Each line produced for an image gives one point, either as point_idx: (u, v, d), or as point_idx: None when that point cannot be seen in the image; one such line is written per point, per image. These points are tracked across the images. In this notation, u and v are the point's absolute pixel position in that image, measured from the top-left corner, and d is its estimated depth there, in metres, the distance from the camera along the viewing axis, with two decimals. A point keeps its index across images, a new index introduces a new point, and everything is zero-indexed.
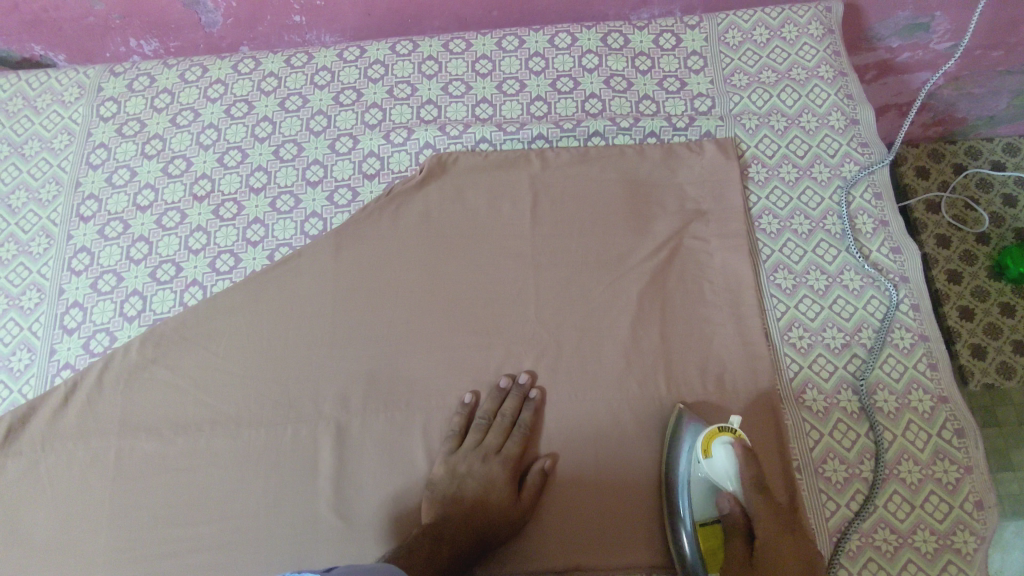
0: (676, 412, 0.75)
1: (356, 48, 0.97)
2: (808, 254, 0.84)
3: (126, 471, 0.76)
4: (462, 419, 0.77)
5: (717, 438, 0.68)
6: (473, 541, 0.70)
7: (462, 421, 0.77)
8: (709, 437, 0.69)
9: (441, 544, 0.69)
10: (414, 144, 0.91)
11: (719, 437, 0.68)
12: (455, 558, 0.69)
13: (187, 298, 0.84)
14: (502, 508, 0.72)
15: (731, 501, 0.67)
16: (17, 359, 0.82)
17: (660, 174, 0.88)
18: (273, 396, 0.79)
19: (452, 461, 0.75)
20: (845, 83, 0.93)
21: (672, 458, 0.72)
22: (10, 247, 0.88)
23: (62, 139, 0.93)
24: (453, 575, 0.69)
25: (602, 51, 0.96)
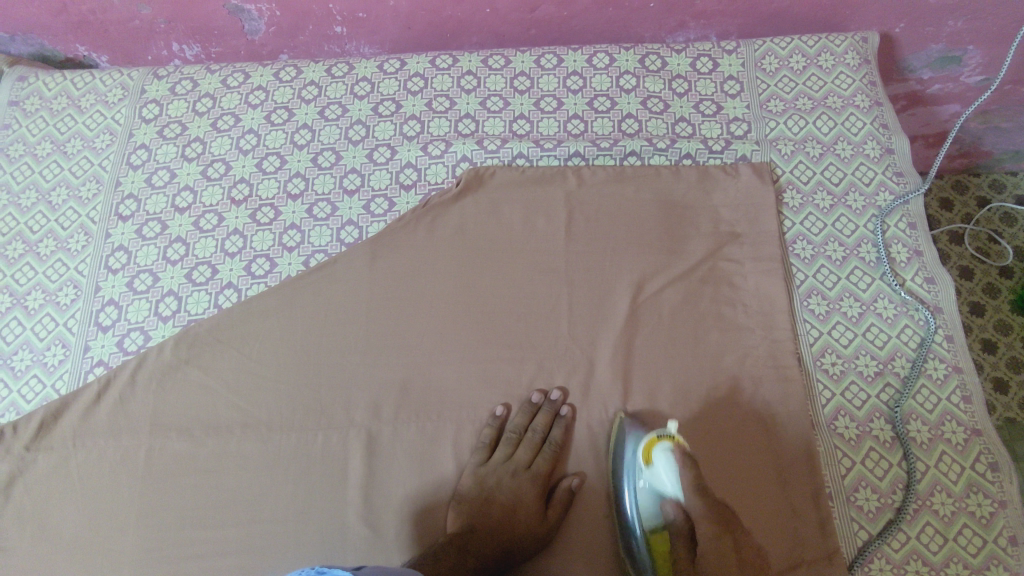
0: (619, 421, 0.77)
1: (396, 60, 0.98)
2: (841, 280, 0.84)
3: (158, 470, 0.77)
4: (492, 432, 0.77)
5: (657, 445, 0.70)
6: (497, 554, 0.71)
7: (493, 433, 0.78)
8: (649, 445, 0.70)
9: (465, 555, 0.70)
10: (451, 157, 0.92)
11: (660, 443, 0.70)
12: (479, 569, 0.70)
13: (222, 301, 0.85)
14: (526, 525, 0.72)
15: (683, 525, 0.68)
16: (52, 355, 0.83)
17: (695, 196, 0.88)
18: (305, 402, 0.80)
19: (480, 473, 0.75)
20: (881, 113, 0.93)
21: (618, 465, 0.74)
22: (48, 243, 0.89)
23: (104, 138, 0.94)
24: None
25: (640, 72, 0.96)
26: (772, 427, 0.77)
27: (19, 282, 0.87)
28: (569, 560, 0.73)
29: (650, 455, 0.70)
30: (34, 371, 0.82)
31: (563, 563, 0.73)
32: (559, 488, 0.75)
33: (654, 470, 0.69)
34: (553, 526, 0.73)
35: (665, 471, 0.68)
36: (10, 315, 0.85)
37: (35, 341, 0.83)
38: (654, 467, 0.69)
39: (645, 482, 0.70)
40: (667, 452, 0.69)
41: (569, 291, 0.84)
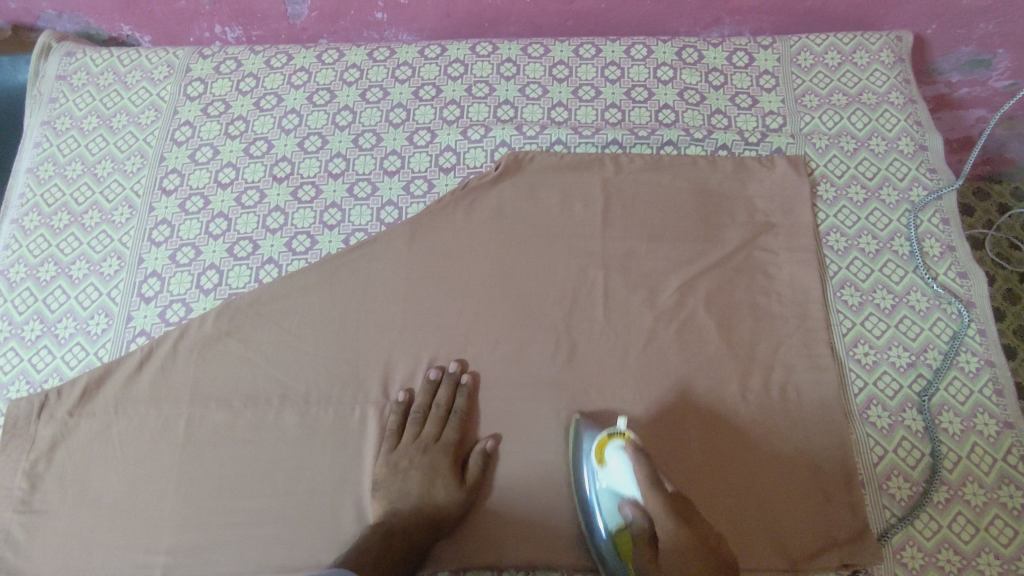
0: (574, 421, 0.77)
1: (437, 46, 1.00)
2: (875, 273, 0.85)
3: (197, 439, 0.78)
4: (397, 415, 0.78)
5: (610, 445, 0.71)
6: (427, 530, 0.72)
7: (399, 415, 0.79)
8: (601, 444, 0.72)
9: (393, 537, 0.70)
10: (490, 141, 0.93)
11: (611, 441, 0.71)
12: (410, 547, 0.70)
13: (263, 276, 0.86)
14: (461, 490, 0.74)
15: (633, 505, 0.68)
16: (95, 323, 0.84)
17: (731, 186, 0.90)
18: (344, 375, 0.81)
19: (393, 457, 0.76)
20: (915, 110, 0.94)
21: (578, 475, 0.74)
22: (93, 215, 0.90)
23: (149, 115, 0.96)
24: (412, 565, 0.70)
25: (676, 65, 0.98)
26: (805, 414, 0.78)
27: (63, 252, 0.88)
28: None
29: (603, 455, 0.71)
30: (77, 339, 0.83)
31: None
32: (473, 452, 0.77)
33: (609, 468, 0.70)
34: (478, 487, 0.76)
35: (619, 467, 0.69)
36: (55, 283, 0.86)
37: (78, 309, 0.85)
38: (607, 467, 0.71)
39: (605, 487, 0.71)
40: (621, 449, 0.70)
41: (604, 275, 0.85)
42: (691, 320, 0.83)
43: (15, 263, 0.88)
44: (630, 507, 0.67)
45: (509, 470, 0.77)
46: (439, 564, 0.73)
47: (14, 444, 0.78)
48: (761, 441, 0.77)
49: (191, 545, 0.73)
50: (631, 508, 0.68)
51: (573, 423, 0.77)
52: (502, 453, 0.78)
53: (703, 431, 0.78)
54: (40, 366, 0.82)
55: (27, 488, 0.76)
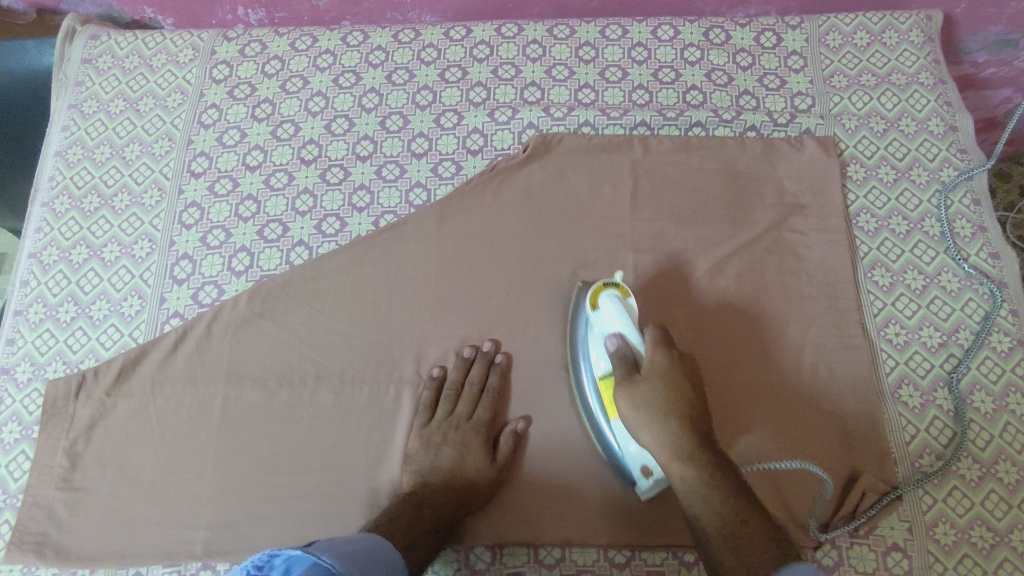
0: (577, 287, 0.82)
1: (462, 28, 0.99)
2: (905, 254, 0.85)
3: (234, 419, 0.79)
4: (431, 392, 0.79)
5: (604, 293, 0.75)
6: (455, 505, 0.73)
7: (432, 393, 0.79)
8: (596, 291, 0.75)
9: (422, 511, 0.72)
10: (518, 123, 0.93)
11: (605, 289, 0.75)
12: (439, 522, 0.71)
13: (294, 258, 0.87)
14: (492, 468, 0.75)
15: (618, 340, 0.72)
16: (128, 305, 0.85)
17: (760, 167, 0.89)
18: (376, 356, 0.81)
19: (425, 433, 0.77)
20: (945, 90, 0.93)
21: (575, 325, 0.79)
22: (122, 198, 0.90)
23: (175, 98, 0.96)
24: (439, 539, 0.71)
25: (704, 45, 0.97)
26: (836, 393, 0.78)
27: (95, 234, 0.89)
28: (638, 512, 0.74)
29: (598, 299, 0.75)
30: (112, 320, 0.84)
31: (632, 518, 0.74)
32: (506, 431, 0.77)
33: (600, 311, 0.74)
34: (509, 466, 0.76)
35: (610, 312, 0.73)
36: (87, 265, 0.87)
37: (112, 292, 0.85)
38: (599, 310, 0.74)
39: (596, 330, 0.75)
40: (613, 296, 0.73)
41: (634, 257, 0.85)
42: (723, 300, 0.83)
43: (48, 245, 0.88)
44: (613, 341, 0.72)
45: (543, 449, 0.78)
46: (476, 540, 0.74)
47: (53, 423, 0.79)
48: (798, 414, 0.78)
49: (231, 522, 0.75)
50: (616, 342, 0.72)
51: (578, 287, 0.82)
52: (537, 431, 0.78)
53: (747, 399, 0.78)
54: (76, 347, 0.83)
55: (68, 466, 0.77)
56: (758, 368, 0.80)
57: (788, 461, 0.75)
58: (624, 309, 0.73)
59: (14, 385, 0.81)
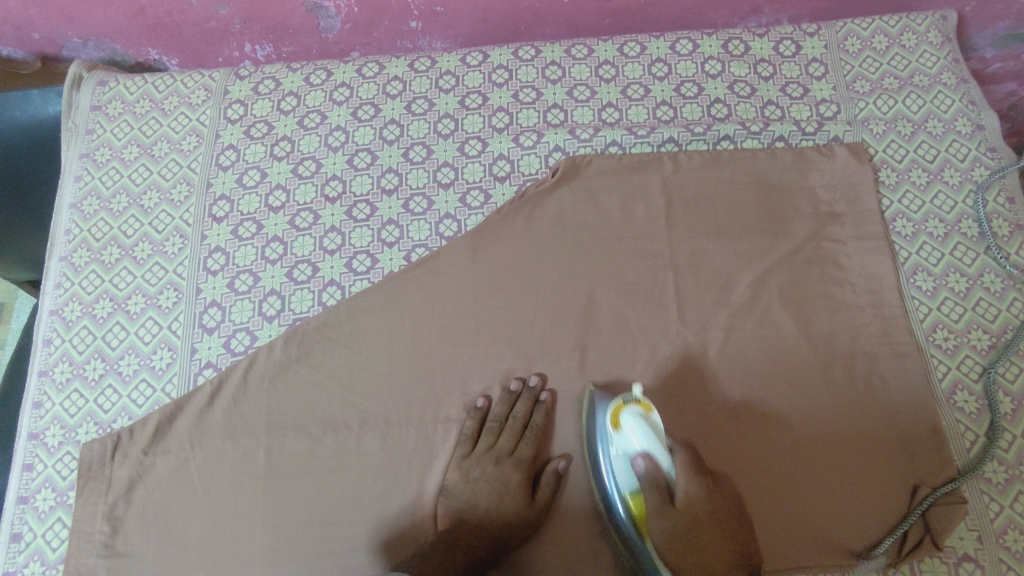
0: (589, 391, 0.78)
1: (478, 53, 0.98)
2: (946, 257, 0.84)
3: (278, 471, 0.76)
4: (474, 423, 0.78)
5: (624, 410, 0.71)
6: (490, 544, 0.72)
7: (474, 425, 0.78)
8: (615, 410, 0.72)
9: (456, 551, 0.70)
10: (545, 147, 0.91)
11: (626, 407, 0.71)
12: (472, 561, 0.70)
13: (326, 298, 0.84)
14: (530, 508, 0.73)
15: (646, 459, 0.68)
16: (158, 358, 0.82)
17: (793, 178, 0.88)
18: (420, 397, 0.79)
19: (465, 466, 0.76)
20: (969, 89, 0.93)
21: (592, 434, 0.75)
22: (144, 247, 0.88)
23: (191, 140, 0.93)
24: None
25: (724, 57, 0.96)
26: (892, 400, 0.77)
27: (118, 287, 0.86)
28: None
29: (618, 418, 0.71)
30: (142, 375, 0.81)
31: None
32: (547, 471, 0.76)
33: (623, 432, 0.70)
34: (547, 505, 0.74)
35: (633, 432, 0.69)
36: (113, 319, 0.84)
37: (140, 346, 0.83)
38: (621, 432, 0.70)
39: (617, 450, 0.71)
40: (633, 416, 0.70)
41: (674, 276, 0.84)
42: (770, 315, 0.81)
43: (70, 300, 0.85)
44: (641, 460, 0.68)
45: None
46: None
47: (90, 487, 0.76)
48: (854, 421, 0.77)
49: None
50: (643, 461, 0.68)
51: (588, 392, 0.78)
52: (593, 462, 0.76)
53: (799, 403, 0.77)
54: (106, 406, 0.80)
55: (109, 532, 0.74)
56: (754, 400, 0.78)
57: (844, 466, 0.75)
58: (648, 428, 0.69)
59: (45, 450, 0.78)
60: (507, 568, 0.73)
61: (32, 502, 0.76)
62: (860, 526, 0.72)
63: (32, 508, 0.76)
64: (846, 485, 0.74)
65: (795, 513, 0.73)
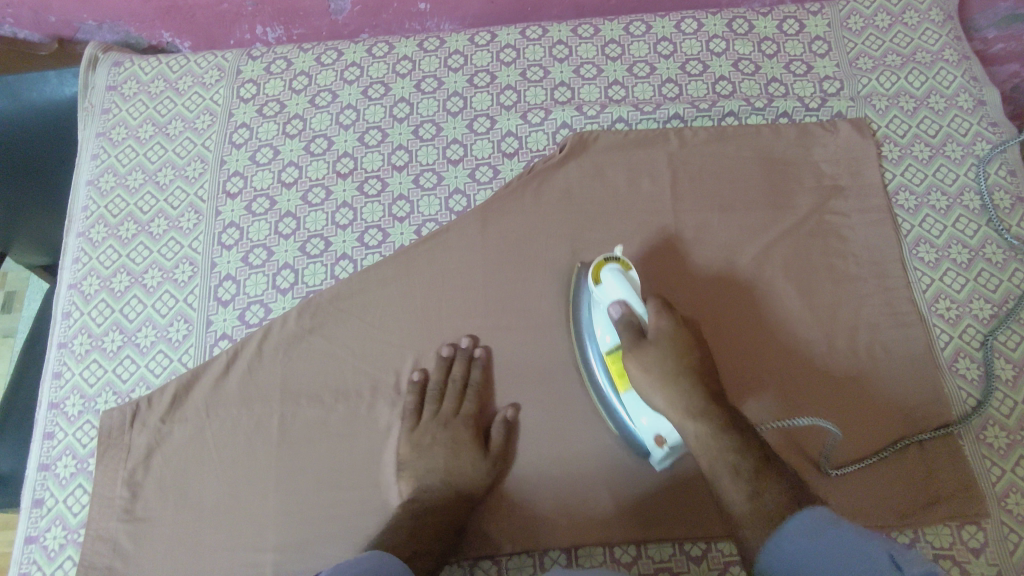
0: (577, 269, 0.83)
1: (486, 33, 0.99)
2: (948, 229, 0.86)
3: (293, 437, 0.78)
4: (415, 393, 0.79)
5: (604, 267, 0.72)
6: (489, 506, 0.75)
7: (416, 395, 0.79)
8: (596, 266, 0.73)
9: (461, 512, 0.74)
10: (552, 124, 0.93)
11: (607, 264, 0.72)
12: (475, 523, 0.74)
13: (339, 272, 0.86)
14: (490, 461, 0.76)
15: (622, 308, 0.70)
16: (175, 330, 0.84)
17: (797, 153, 0.90)
18: (430, 366, 0.81)
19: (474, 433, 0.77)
20: (970, 66, 0.95)
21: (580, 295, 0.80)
22: (160, 223, 0.90)
23: (204, 119, 0.95)
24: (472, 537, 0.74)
25: (728, 36, 0.98)
26: (895, 367, 0.79)
27: (135, 261, 0.88)
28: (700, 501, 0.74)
29: (599, 274, 0.73)
30: (159, 346, 0.83)
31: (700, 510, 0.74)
32: (519, 425, 0.79)
33: (602, 285, 0.72)
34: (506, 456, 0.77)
35: (611, 284, 0.71)
36: (130, 292, 0.86)
37: (157, 318, 0.84)
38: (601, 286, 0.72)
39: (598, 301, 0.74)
40: (614, 271, 0.71)
41: (679, 248, 0.85)
42: (774, 286, 0.83)
43: (88, 275, 0.87)
44: (616, 308, 0.70)
45: (611, 445, 0.77)
46: (550, 543, 0.74)
47: (109, 454, 0.77)
48: (858, 387, 0.78)
49: (300, 542, 0.73)
50: (619, 309, 0.70)
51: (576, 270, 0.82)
52: (601, 429, 0.78)
53: (803, 369, 0.79)
54: (124, 377, 0.82)
55: (129, 496, 0.76)
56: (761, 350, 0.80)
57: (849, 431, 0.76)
58: (626, 282, 0.71)
59: (66, 419, 0.80)
60: (517, 531, 0.74)
61: (53, 469, 0.78)
62: (866, 489, 0.74)
63: (53, 474, 0.78)
64: (851, 448, 0.75)
65: (800, 460, 0.75)
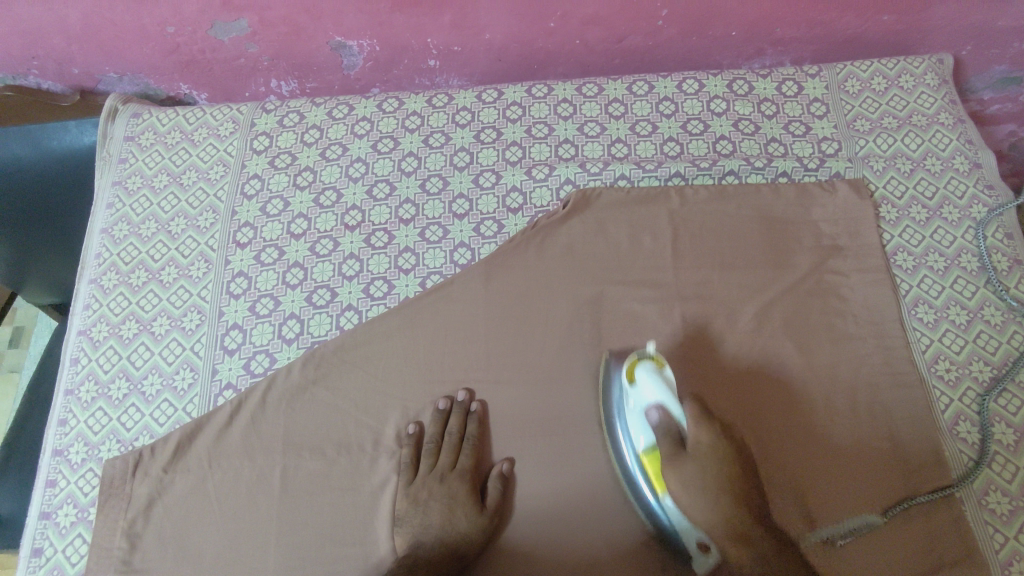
0: (606, 358, 0.83)
1: (494, 90, 1.02)
2: (946, 290, 0.87)
3: (293, 490, 0.78)
4: (410, 449, 0.79)
5: (639, 364, 0.76)
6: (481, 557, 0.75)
7: (412, 451, 0.80)
8: (631, 365, 0.76)
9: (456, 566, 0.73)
10: (556, 180, 0.95)
11: (641, 362, 0.76)
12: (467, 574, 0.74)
13: (344, 323, 0.87)
14: (484, 517, 0.75)
15: (659, 411, 0.72)
16: (181, 378, 0.85)
17: (795, 212, 0.91)
18: (431, 419, 0.81)
19: (472, 487, 0.77)
20: (965, 129, 0.97)
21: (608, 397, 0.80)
22: (170, 271, 0.91)
23: (217, 170, 0.98)
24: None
25: (729, 96, 1.00)
26: (896, 427, 0.79)
27: (144, 309, 0.89)
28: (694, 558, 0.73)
29: (633, 373, 0.76)
30: (165, 395, 0.84)
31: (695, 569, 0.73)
32: (517, 478, 0.79)
33: (639, 386, 0.75)
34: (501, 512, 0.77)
35: (647, 383, 0.74)
36: (138, 340, 0.87)
37: (163, 366, 0.86)
38: (637, 384, 0.75)
39: (633, 403, 0.75)
40: (649, 369, 0.74)
41: (681, 305, 0.86)
42: (775, 344, 0.83)
43: (97, 321, 0.89)
44: (657, 412, 0.72)
45: (609, 502, 0.77)
46: None
47: (111, 503, 0.78)
48: (859, 445, 0.78)
49: None
50: (658, 413, 0.72)
51: (603, 360, 0.83)
52: (599, 486, 0.77)
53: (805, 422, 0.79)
54: (129, 425, 0.82)
55: (128, 548, 0.76)
56: (777, 398, 0.80)
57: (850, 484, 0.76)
58: (663, 381, 0.73)
59: (69, 467, 0.81)
60: None
61: (54, 517, 0.78)
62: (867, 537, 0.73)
63: (54, 523, 0.78)
64: (850, 501, 0.75)
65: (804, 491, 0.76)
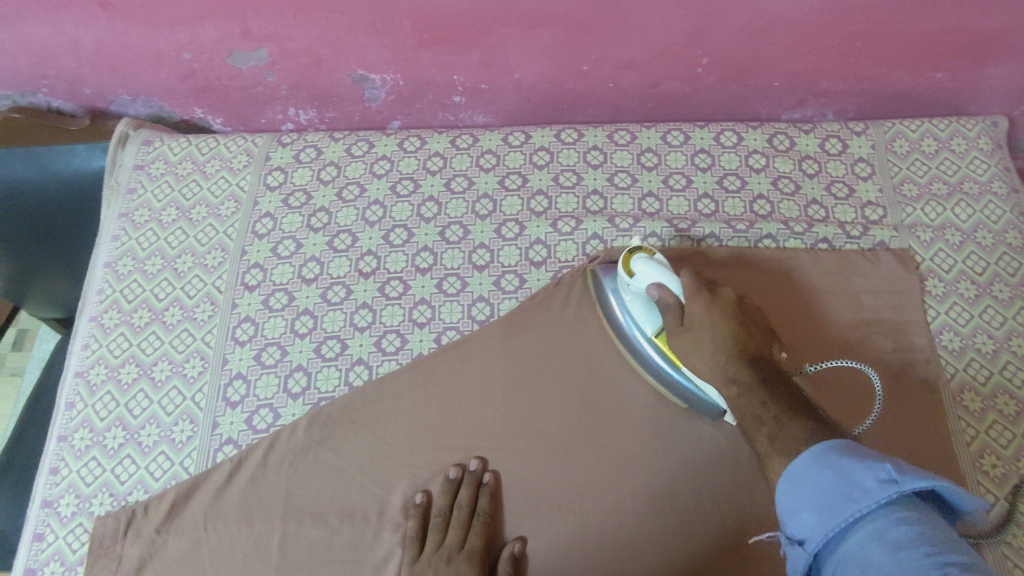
0: (592, 273, 0.84)
1: (521, 133, 0.98)
2: (995, 376, 0.81)
3: (290, 561, 0.73)
4: (417, 522, 0.75)
5: (633, 256, 0.74)
6: None
7: (418, 524, 0.75)
8: (625, 258, 0.75)
9: None
10: (582, 234, 0.90)
11: (633, 254, 0.74)
12: None
13: (353, 378, 0.83)
14: None
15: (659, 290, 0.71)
16: (179, 431, 0.81)
17: (835, 281, 0.86)
18: (441, 490, 0.77)
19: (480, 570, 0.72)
20: (1019, 200, 0.91)
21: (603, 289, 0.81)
22: (174, 312, 0.87)
23: (229, 206, 0.94)
24: None
25: (769, 152, 0.95)
26: None
27: (145, 352, 0.85)
28: None
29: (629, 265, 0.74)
30: (162, 448, 0.80)
31: None
32: (529, 560, 0.74)
33: (635, 274, 0.73)
34: None
35: (644, 271, 0.72)
36: (137, 386, 0.83)
37: (162, 416, 0.81)
38: (635, 275, 0.73)
39: (635, 291, 0.75)
40: (644, 258, 0.72)
41: None
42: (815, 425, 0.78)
43: (96, 363, 0.85)
44: (656, 291, 0.71)
45: None
46: None
47: (99, 565, 0.74)
48: None
49: None
50: (658, 293, 0.71)
51: (590, 274, 0.84)
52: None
53: None
54: (123, 478, 0.78)
55: None
56: None
57: None
58: (657, 264, 0.72)
59: (57, 520, 0.77)
60: None
61: None
62: None
63: None
64: None
65: None
